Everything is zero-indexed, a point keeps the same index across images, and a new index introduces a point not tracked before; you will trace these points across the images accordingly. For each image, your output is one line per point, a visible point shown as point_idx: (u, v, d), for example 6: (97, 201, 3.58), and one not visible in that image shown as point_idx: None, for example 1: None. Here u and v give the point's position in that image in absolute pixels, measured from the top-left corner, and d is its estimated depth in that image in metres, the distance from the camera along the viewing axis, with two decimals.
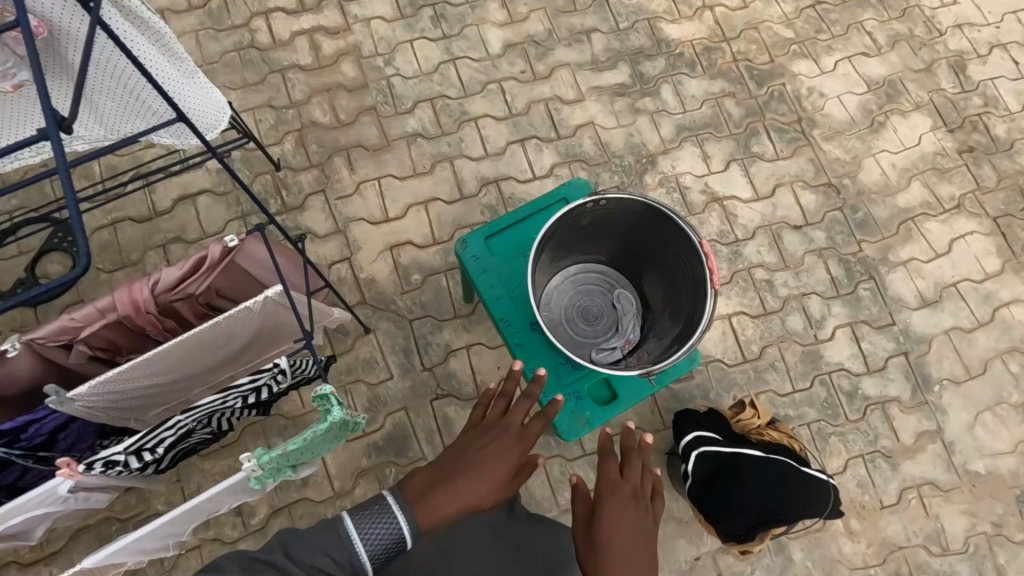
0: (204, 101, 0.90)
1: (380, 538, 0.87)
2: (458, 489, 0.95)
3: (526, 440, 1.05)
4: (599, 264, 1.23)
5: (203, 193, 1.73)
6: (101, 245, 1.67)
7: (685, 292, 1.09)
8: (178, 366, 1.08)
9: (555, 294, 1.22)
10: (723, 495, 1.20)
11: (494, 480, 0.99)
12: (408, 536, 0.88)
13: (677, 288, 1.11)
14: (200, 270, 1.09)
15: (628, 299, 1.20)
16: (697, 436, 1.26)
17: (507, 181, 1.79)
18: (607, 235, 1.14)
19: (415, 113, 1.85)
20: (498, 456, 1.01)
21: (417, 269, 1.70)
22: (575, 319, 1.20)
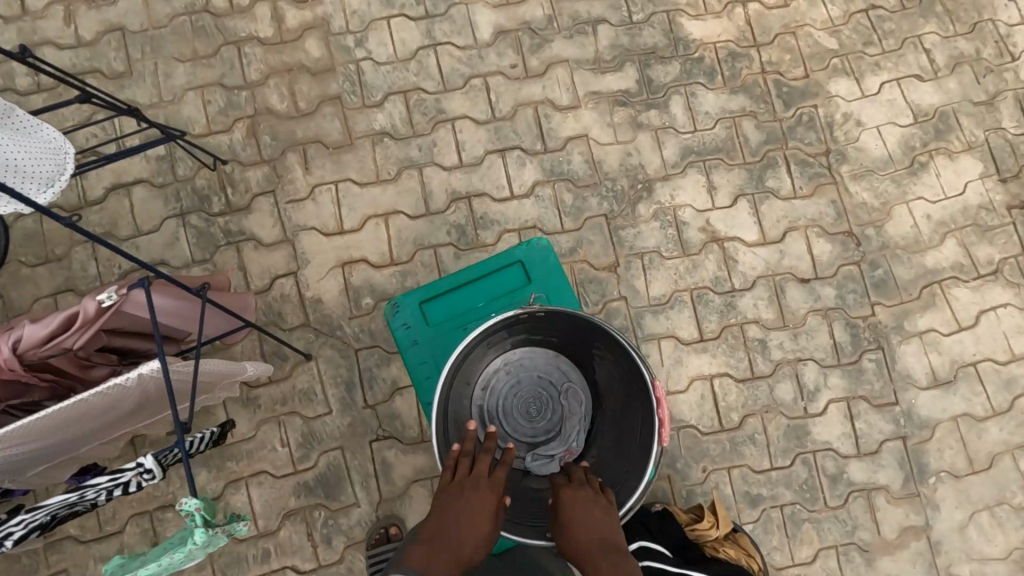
0: (31, 144, 0.75)
1: None
2: (451, 561, 0.86)
3: (499, 488, 0.96)
4: (550, 352, 1.20)
5: (138, 184, 1.55)
6: (24, 234, 1.52)
7: (636, 414, 1.06)
8: (49, 433, 0.94)
9: (499, 379, 1.18)
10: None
11: (484, 537, 0.91)
12: None
13: (629, 406, 1.09)
14: (71, 329, 0.94)
15: (576, 395, 1.17)
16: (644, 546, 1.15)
17: (480, 198, 1.58)
18: (563, 332, 1.12)
19: (385, 107, 1.62)
20: (478, 514, 0.92)
21: (369, 292, 1.53)
22: (515, 414, 1.17)
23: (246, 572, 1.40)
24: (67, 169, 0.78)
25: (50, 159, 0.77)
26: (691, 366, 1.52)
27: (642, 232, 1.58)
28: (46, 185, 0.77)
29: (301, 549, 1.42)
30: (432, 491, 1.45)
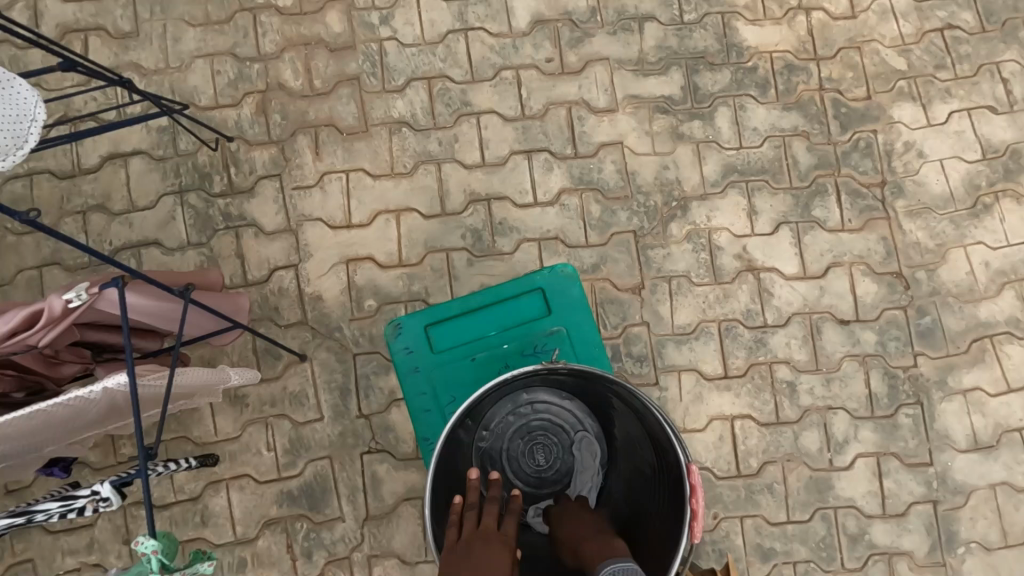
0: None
1: None
2: None
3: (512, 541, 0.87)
4: (567, 399, 1.13)
5: (136, 155, 1.44)
6: (13, 200, 1.42)
7: (656, 491, 1.00)
8: (3, 439, 0.85)
9: (509, 418, 1.12)
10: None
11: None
12: None
13: (648, 481, 1.03)
14: (33, 327, 0.84)
15: (589, 447, 1.11)
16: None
17: (501, 202, 1.46)
18: (585, 384, 1.06)
19: (407, 94, 1.50)
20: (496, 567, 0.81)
21: (372, 293, 1.42)
22: (521, 458, 1.11)
23: None
24: (29, 140, 0.66)
25: (12, 127, 0.65)
26: (712, 404, 1.41)
27: (673, 254, 1.46)
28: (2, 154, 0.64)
29: (279, 562, 1.33)
30: (422, 513, 1.35)
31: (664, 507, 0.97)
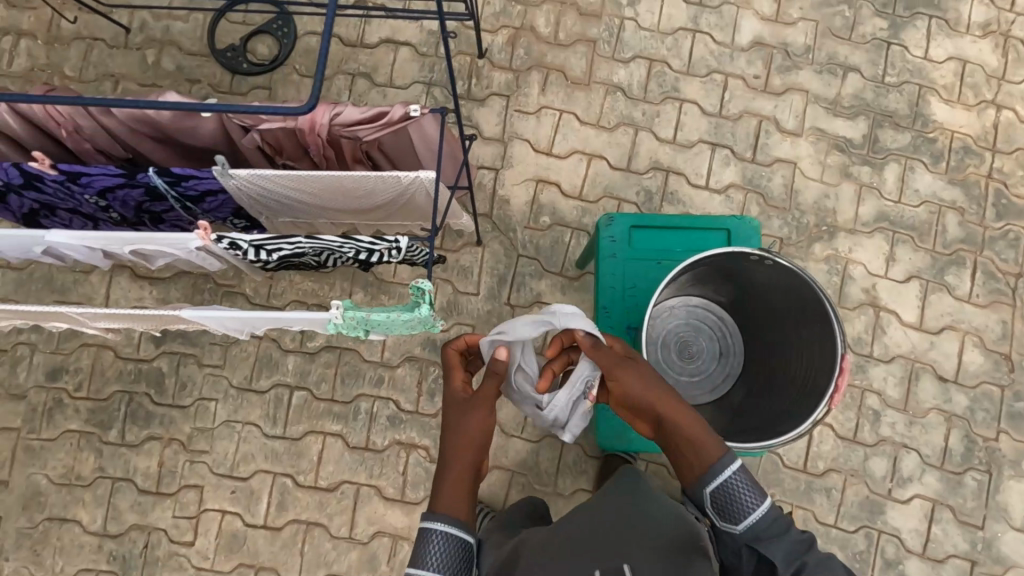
0: None
1: (446, 553, 0.86)
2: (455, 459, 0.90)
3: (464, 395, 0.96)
4: (721, 310, 1.15)
5: (406, 46, 1.78)
6: (306, 50, 1.78)
7: (781, 402, 0.98)
8: (319, 195, 1.15)
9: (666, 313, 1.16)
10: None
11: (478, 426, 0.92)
12: (453, 528, 0.86)
13: (777, 387, 1.00)
14: (377, 123, 1.13)
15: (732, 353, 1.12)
16: (730, 528, 0.89)
17: (678, 176, 1.70)
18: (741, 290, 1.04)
19: (630, 66, 1.76)
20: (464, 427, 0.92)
21: (550, 213, 1.69)
22: (668, 349, 1.14)
23: (359, 387, 1.61)
24: None
25: None
26: None
27: (808, 268, 1.65)
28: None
29: (408, 391, 1.61)
30: None
31: (779, 402, 0.99)
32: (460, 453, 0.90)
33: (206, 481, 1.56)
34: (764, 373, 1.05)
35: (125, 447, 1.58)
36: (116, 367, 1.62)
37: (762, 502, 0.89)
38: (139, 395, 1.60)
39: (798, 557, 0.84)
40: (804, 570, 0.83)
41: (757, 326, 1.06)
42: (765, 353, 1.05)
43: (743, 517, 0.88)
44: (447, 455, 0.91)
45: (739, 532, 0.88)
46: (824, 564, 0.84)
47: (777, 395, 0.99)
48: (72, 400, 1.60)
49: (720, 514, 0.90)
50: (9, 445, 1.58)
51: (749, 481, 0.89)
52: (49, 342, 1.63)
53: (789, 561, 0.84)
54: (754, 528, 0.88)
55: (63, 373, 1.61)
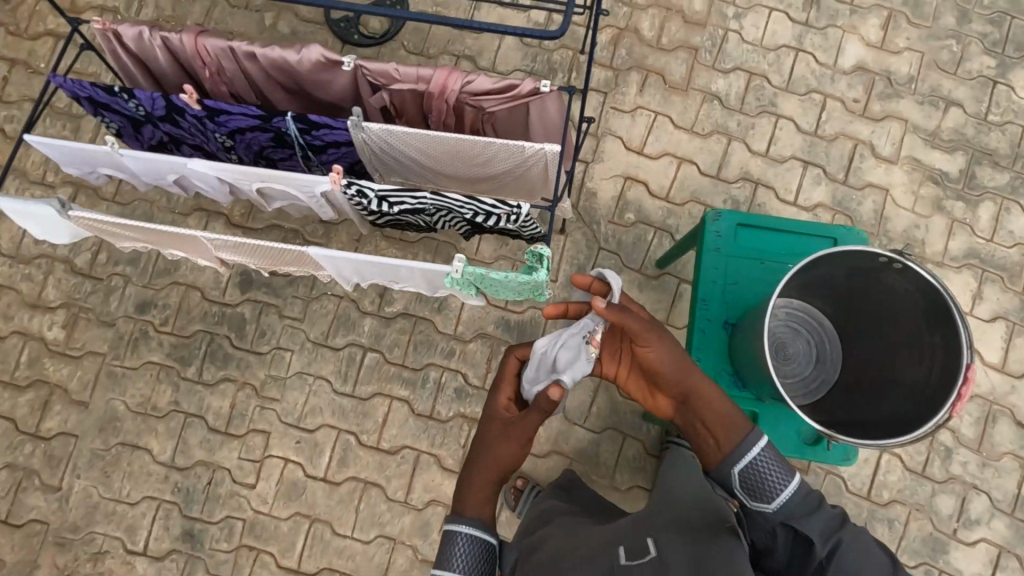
0: None
1: (468, 555, 0.95)
2: (486, 470, 1.00)
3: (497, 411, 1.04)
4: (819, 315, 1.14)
5: (512, 35, 1.82)
6: (415, 28, 1.84)
7: (889, 407, 0.98)
8: (439, 157, 1.19)
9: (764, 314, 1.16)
10: (695, 555, 0.83)
11: (506, 443, 1.00)
12: (475, 534, 0.96)
13: (883, 391, 1.00)
14: (504, 94, 1.17)
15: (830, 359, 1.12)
16: (760, 507, 0.92)
17: (767, 189, 1.70)
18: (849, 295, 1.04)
19: (729, 77, 1.78)
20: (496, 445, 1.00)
21: (635, 211, 1.71)
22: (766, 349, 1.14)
23: (430, 356, 1.64)
24: None
25: None
26: None
27: None
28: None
29: (477, 366, 1.63)
30: (597, 388, 1.61)
31: (887, 404, 0.99)
32: (493, 465, 1.00)
33: (274, 428, 1.60)
34: (864, 376, 1.05)
35: (201, 385, 1.63)
36: (202, 307, 1.67)
37: (790, 479, 0.92)
38: (220, 337, 1.66)
39: (833, 533, 0.83)
40: (840, 547, 0.81)
41: (861, 333, 1.07)
42: (868, 358, 1.05)
43: (775, 496, 0.91)
44: (479, 467, 1.00)
45: (770, 512, 0.91)
46: (859, 541, 0.83)
47: (883, 400, 1.00)
48: (157, 334, 1.67)
49: (750, 494, 0.93)
50: (93, 369, 1.65)
51: (778, 460, 0.94)
52: (142, 276, 1.69)
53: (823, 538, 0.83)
54: (787, 507, 0.90)
55: (151, 307, 1.68)
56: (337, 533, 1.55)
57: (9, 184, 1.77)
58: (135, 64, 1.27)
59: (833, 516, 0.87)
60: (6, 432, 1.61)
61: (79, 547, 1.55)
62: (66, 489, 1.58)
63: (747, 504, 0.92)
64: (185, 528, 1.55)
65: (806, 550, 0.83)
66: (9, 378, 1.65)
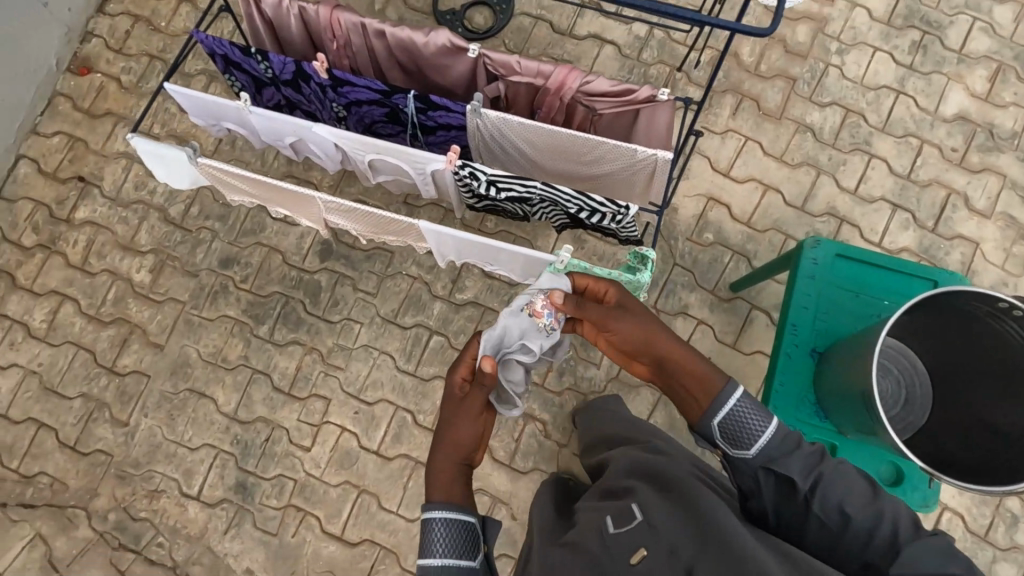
0: None
1: (445, 539, 0.85)
2: (448, 454, 0.94)
3: (454, 397, 0.98)
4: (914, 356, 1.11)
5: (612, 45, 1.85)
6: (518, 28, 1.88)
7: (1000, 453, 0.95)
8: (546, 152, 1.22)
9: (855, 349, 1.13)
10: (686, 523, 0.77)
11: (467, 426, 0.95)
12: (449, 516, 0.86)
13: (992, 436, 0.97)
14: (620, 98, 1.19)
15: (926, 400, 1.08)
16: (740, 454, 0.82)
17: (852, 227, 1.68)
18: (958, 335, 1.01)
19: (825, 111, 1.77)
20: (459, 429, 0.95)
21: (714, 231, 1.70)
22: None
23: None
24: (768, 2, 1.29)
25: None
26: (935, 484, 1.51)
27: None
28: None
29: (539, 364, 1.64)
30: (655, 402, 1.61)
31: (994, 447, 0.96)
32: (450, 447, 0.94)
33: (335, 395, 1.64)
34: (974, 421, 1.01)
35: (272, 344, 1.68)
36: (282, 270, 1.73)
37: (772, 423, 0.82)
38: (295, 301, 1.71)
39: (814, 468, 0.79)
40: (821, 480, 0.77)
41: (967, 377, 1.03)
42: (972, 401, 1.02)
43: (754, 442, 0.82)
44: (440, 447, 0.94)
45: (751, 457, 0.81)
46: (841, 472, 0.79)
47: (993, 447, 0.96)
48: (236, 289, 1.72)
49: (731, 444, 0.84)
50: (173, 314, 1.71)
51: (756, 406, 0.84)
52: (229, 233, 1.76)
53: (805, 474, 0.78)
54: (768, 450, 0.81)
55: (234, 263, 1.74)
56: (383, 507, 1.57)
57: (118, 130, 1.86)
58: (266, 29, 1.32)
59: (813, 449, 0.82)
60: (85, 363, 1.69)
61: (138, 482, 1.61)
62: (133, 425, 1.64)
63: (726, 454, 0.83)
64: (239, 479, 1.60)
65: (788, 487, 0.78)
66: (95, 313, 1.73)
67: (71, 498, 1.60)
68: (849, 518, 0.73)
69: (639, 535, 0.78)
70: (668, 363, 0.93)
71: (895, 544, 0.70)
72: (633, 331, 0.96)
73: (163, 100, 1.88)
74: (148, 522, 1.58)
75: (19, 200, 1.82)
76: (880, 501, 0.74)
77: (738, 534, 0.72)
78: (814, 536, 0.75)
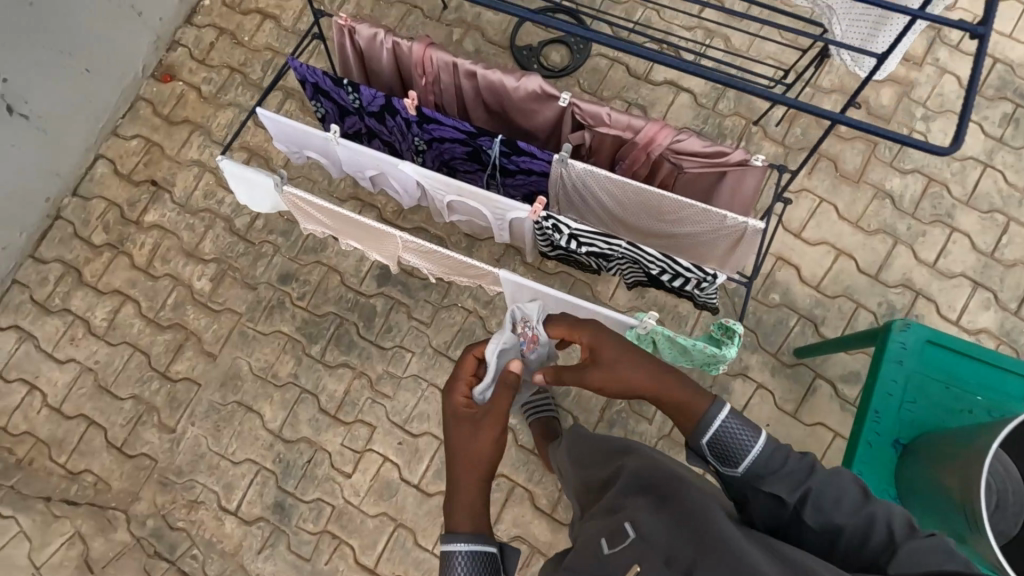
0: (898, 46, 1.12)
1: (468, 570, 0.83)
2: (468, 478, 0.89)
3: (464, 416, 0.94)
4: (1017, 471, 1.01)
5: (687, 93, 1.83)
6: (594, 69, 1.87)
7: None
8: (628, 207, 1.19)
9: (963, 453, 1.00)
10: (672, 526, 0.74)
11: (484, 450, 0.90)
12: (470, 548, 0.83)
13: None
14: (711, 160, 1.16)
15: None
16: (730, 472, 0.83)
17: (928, 302, 1.61)
18: None
19: (907, 178, 1.70)
20: (479, 451, 0.90)
21: (781, 292, 1.64)
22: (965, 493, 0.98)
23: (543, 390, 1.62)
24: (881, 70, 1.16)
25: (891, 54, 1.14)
26: None
27: None
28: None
29: (590, 412, 1.60)
30: None
31: None
32: (468, 469, 0.90)
33: (380, 423, 1.63)
34: None
35: (322, 365, 1.68)
36: (338, 291, 1.73)
37: (759, 436, 0.82)
38: (349, 323, 1.70)
39: (803, 482, 0.77)
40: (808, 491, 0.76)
41: None
42: None
43: (744, 459, 0.81)
44: (458, 475, 0.90)
45: (740, 475, 0.82)
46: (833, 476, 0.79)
47: None
48: (293, 306, 1.73)
49: (721, 462, 0.84)
50: (228, 325, 1.73)
51: (742, 420, 0.84)
52: (291, 249, 1.77)
53: (794, 487, 0.77)
54: (758, 465, 0.81)
55: (292, 280, 1.75)
56: (419, 544, 1.54)
57: (193, 138, 1.90)
58: (355, 58, 1.32)
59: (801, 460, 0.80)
60: (140, 364, 1.71)
61: (178, 491, 1.61)
62: (180, 433, 1.65)
63: (719, 473, 0.83)
64: (277, 499, 1.59)
65: (779, 501, 0.78)
66: (153, 316, 1.75)
67: (113, 499, 1.61)
68: (840, 524, 0.74)
69: (634, 553, 0.72)
70: (665, 403, 0.91)
71: (892, 544, 0.70)
72: (636, 378, 0.92)
73: (240, 113, 1.92)
74: (184, 532, 1.58)
75: (93, 198, 1.86)
76: (872, 503, 0.74)
77: (742, 549, 0.68)
78: (811, 546, 0.75)
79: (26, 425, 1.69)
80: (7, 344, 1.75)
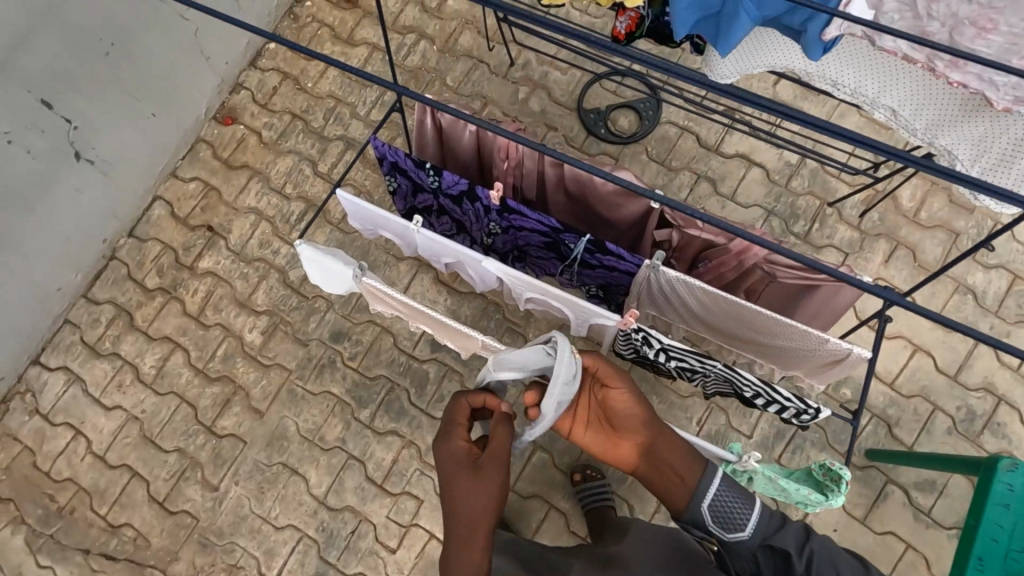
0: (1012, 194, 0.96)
1: None
2: (465, 526, 0.92)
3: (467, 465, 0.96)
4: None
5: (759, 168, 1.77)
6: (663, 137, 1.82)
7: None
8: (717, 313, 1.14)
9: None
10: None
11: (484, 500, 0.93)
12: None
13: None
14: (810, 273, 1.10)
15: None
16: (737, 537, 0.89)
17: (1011, 409, 1.53)
18: None
19: (991, 273, 1.62)
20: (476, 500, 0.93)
21: (853, 387, 1.56)
22: None
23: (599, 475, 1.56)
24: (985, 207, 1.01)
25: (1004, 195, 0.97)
26: None
27: None
28: (1012, 178, 0.91)
29: (645, 502, 1.54)
30: None
31: None
32: (472, 522, 0.92)
33: (427, 497, 1.58)
34: None
35: (371, 431, 1.64)
36: (391, 353, 1.69)
37: (754, 503, 0.90)
38: (400, 389, 1.66)
39: (805, 544, 0.87)
40: (813, 557, 0.86)
41: None
42: None
43: (745, 522, 0.88)
44: (456, 526, 0.93)
45: (748, 537, 0.88)
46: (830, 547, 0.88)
47: None
48: (343, 366, 1.69)
49: (722, 527, 0.90)
50: (277, 382, 1.69)
51: (735, 488, 0.92)
52: (344, 305, 1.73)
53: (798, 549, 0.87)
54: (760, 529, 0.89)
55: (344, 339, 1.71)
56: None
57: (252, 184, 1.88)
58: (434, 134, 1.28)
59: (798, 526, 0.91)
60: (186, 417, 1.68)
61: (219, 553, 1.58)
62: (223, 491, 1.62)
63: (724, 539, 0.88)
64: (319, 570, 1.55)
65: (785, 563, 0.87)
66: (202, 366, 1.73)
67: (152, 557, 1.59)
68: None
69: None
70: (654, 444, 0.99)
71: None
72: (637, 409, 1.00)
73: (299, 161, 1.90)
74: None
75: (148, 240, 1.84)
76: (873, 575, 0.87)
77: None
78: None
79: (70, 472, 1.66)
80: (55, 387, 1.73)
